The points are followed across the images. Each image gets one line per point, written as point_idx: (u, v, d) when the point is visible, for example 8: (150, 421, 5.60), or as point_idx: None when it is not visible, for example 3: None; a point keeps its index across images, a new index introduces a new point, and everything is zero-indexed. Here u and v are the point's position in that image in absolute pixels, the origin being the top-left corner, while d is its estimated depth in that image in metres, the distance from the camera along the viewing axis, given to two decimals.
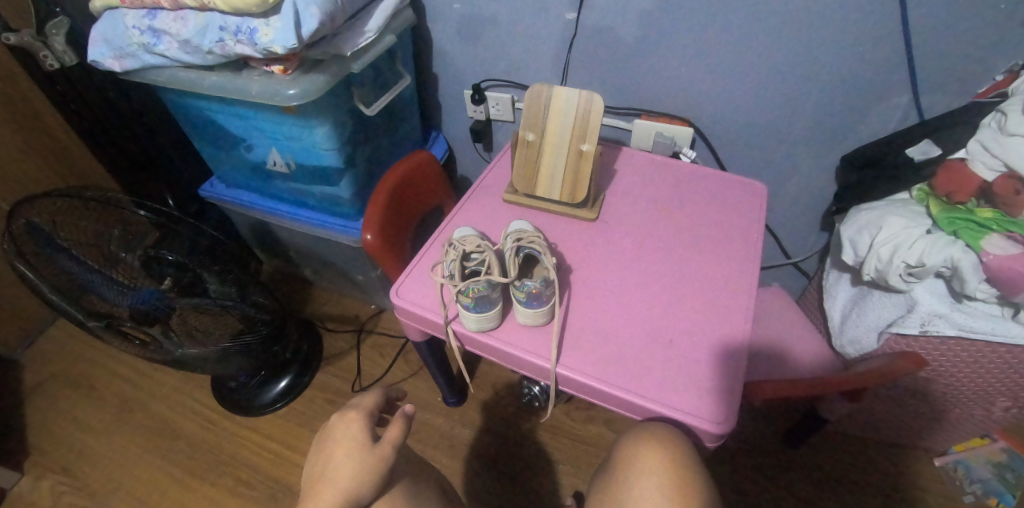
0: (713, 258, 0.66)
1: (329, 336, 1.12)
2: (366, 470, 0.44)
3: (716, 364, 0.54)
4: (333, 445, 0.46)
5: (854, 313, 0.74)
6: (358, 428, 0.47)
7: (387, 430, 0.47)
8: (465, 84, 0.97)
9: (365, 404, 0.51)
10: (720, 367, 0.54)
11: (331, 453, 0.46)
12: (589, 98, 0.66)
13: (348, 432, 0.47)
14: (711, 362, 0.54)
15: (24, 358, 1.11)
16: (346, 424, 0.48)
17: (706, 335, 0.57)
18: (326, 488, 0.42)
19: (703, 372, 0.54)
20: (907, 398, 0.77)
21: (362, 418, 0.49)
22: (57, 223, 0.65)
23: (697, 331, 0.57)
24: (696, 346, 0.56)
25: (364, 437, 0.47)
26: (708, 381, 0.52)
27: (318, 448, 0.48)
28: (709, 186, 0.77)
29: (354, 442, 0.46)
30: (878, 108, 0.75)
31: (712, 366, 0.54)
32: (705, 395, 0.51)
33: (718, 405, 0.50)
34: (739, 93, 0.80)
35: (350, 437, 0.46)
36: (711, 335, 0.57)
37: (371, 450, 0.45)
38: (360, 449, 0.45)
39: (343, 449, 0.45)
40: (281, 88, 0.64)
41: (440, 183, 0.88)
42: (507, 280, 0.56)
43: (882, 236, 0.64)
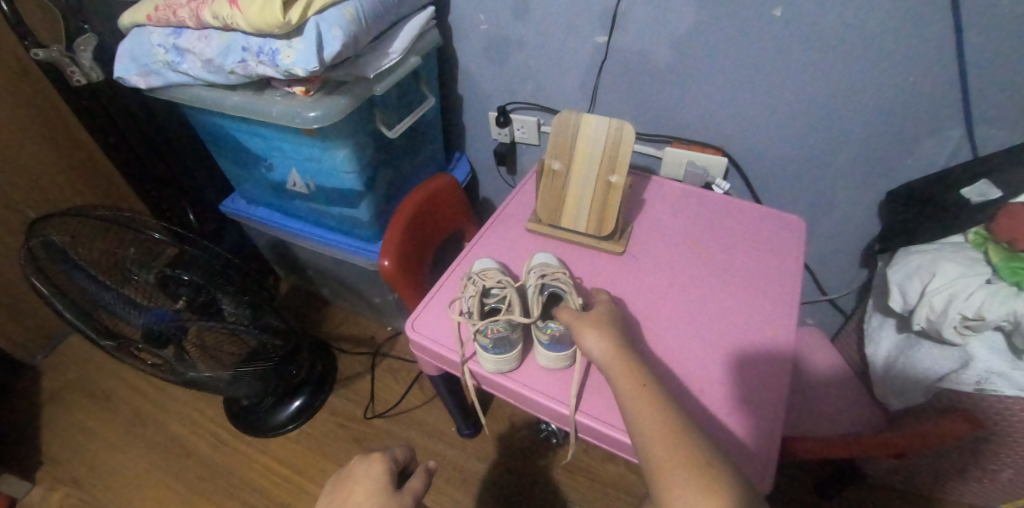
0: (748, 298, 0.62)
1: (344, 356, 1.11)
2: None
3: (611, 349, 0.47)
4: (353, 491, 0.43)
5: (900, 362, 0.68)
6: (383, 475, 0.44)
7: (409, 480, 0.45)
8: (490, 105, 0.95)
9: (394, 453, 0.48)
10: (614, 353, 0.47)
11: (349, 497, 0.43)
12: (620, 127, 0.63)
13: (372, 477, 0.44)
14: (610, 344, 0.47)
15: (44, 365, 1.12)
16: (370, 469, 0.45)
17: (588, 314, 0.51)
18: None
19: (608, 374, 0.46)
20: (955, 459, 0.71)
21: (388, 465, 0.46)
22: (73, 243, 0.64)
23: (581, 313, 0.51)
24: (584, 337, 0.49)
25: (384, 482, 0.44)
26: (619, 379, 0.45)
27: (335, 491, 0.44)
28: (745, 220, 0.73)
29: (377, 492, 0.43)
30: (928, 142, 0.70)
31: (610, 356, 0.47)
32: (632, 405, 0.43)
33: (658, 407, 0.42)
34: (777, 122, 0.76)
35: (372, 484, 0.43)
36: (594, 314, 0.51)
37: (392, 500, 0.42)
38: (381, 497, 0.42)
39: (363, 499, 0.42)
40: (302, 110, 0.63)
41: (462, 206, 0.86)
42: (530, 320, 0.53)
43: (935, 285, 0.59)
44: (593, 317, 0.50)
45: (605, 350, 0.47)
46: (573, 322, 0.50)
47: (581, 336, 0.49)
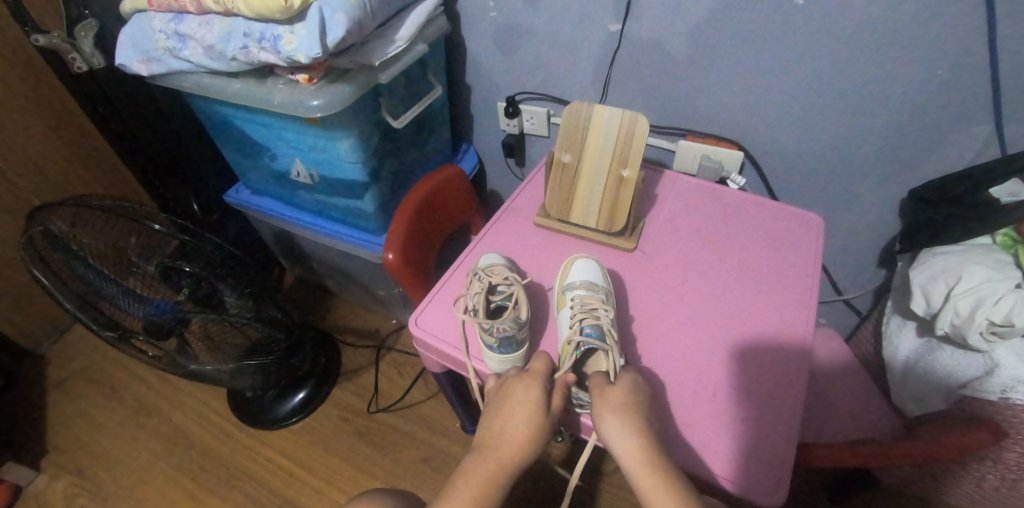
0: (762, 298, 0.60)
1: (349, 349, 1.10)
2: (537, 437, 0.43)
3: (640, 450, 0.41)
4: (509, 423, 0.43)
5: (920, 367, 0.66)
6: (542, 418, 0.43)
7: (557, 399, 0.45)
8: (499, 95, 0.93)
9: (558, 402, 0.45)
10: (647, 458, 0.40)
11: (505, 426, 0.43)
12: (633, 119, 0.60)
13: (530, 416, 0.43)
14: (639, 443, 0.41)
15: (49, 353, 1.12)
16: (529, 409, 0.43)
17: (615, 399, 0.44)
18: (486, 460, 0.42)
19: (636, 481, 0.40)
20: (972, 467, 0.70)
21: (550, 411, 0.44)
22: (71, 233, 0.63)
23: (607, 397, 0.44)
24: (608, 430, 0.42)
25: (538, 405, 0.44)
26: (650, 491, 0.39)
27: (500, 406, 0.45)
28: (761, 217, 0.70)
29: (527, 433, 0.43)
30: (953, 139, 0.67)
31: (640, 465, 0.40)
32: None
33: None
34: (795, 115, 0.73)
35: (529, 424, 0.43)
36: (622, 399, 0.44)
37: (545, 424, 0.43)
38: (537, 426, 0.43)
39: (515, 437, 0.43)
40: (306, 98, 0.61)
41: (469, 200, 0.84)
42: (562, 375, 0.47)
43: (961, 288, 0.57)
44: (622, 405, 0.43)
45: (635, 456, 0.41)
46: (598, 411, 0.43)
47: (608, 430, 0.42)
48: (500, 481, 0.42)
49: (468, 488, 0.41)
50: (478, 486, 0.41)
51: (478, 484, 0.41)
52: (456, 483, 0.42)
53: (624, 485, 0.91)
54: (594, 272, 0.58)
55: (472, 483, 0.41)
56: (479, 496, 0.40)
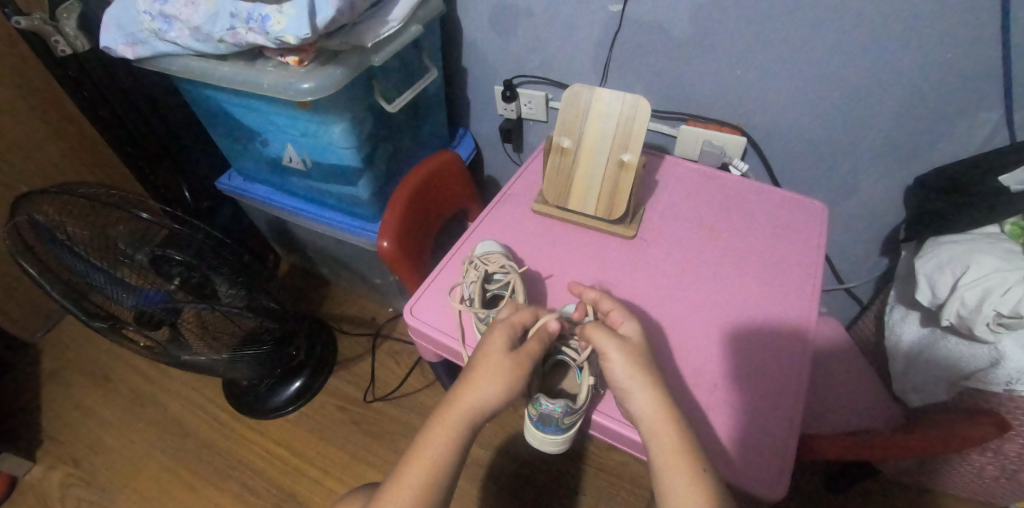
0: (766, 287, 0.59)
1: (345, 337, 1.10)
2: (507, 376, 0.43)
3: (658, 407, 0.42)
4: (474, 378, 0.43)
5: (924, 358, 0.65)
6: (512, 370, 0.43)
7: (529, 343, 0.45)
8: (496, 79, 0.90)
9: (530, 351, 0.44)
10: (660, 403, 0.42)
11: (475, 381, 0.43)
12: (635, 102, 0.58)
13: (502, 370, 0.43)
14: (658, 401, 0.42)
15: (43, 343, 1.11)
16: (498, 363, 0.43)
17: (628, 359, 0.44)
18: (455, 413, 0.42)
19: (647, 435, 0.42)
20: (972, 457, 0.70)
21: (526, 359, 0.44)
22: (58, 221, 0.61)
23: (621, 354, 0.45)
24: (618, 377, 0.44)
25: (506, 346, 0.44)
26: (662, 445, 0.40)
27: (470, 361, 0.45)
28: (762, 203, 0.69)
29: (496, 388, 0.42)
30: (959, 125, 0.66)
31: (654, 403, 0.42)
32: (670, 459, 0.40)
33: (696, 478, 0.39)
34: (801, 99, 0.71)
35: (499, 365, 0.43)
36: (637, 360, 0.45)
37: (516, 364, 0.43)
38: (506, 364, 0.43)
39: (482, 391, 0.42)
40: (295, 81, 0.59)
41: (465, 186, 0.82)
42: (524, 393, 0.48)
43: (968, 278, 0.56)
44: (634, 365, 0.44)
45: (653, 401, 0.42)
46: (614, 375, 0.44)
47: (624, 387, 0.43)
48: (466, 428, 0.43)
49: (436, 440, 0.42)
50: (445, 440, 0.42)
51: (446, 436, 0.42)
52: (426, 435, 0.42)
53: (621, 472, 0.91)
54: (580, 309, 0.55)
55: (439, 437, 0.42)
56: (447, 446, 0.42)
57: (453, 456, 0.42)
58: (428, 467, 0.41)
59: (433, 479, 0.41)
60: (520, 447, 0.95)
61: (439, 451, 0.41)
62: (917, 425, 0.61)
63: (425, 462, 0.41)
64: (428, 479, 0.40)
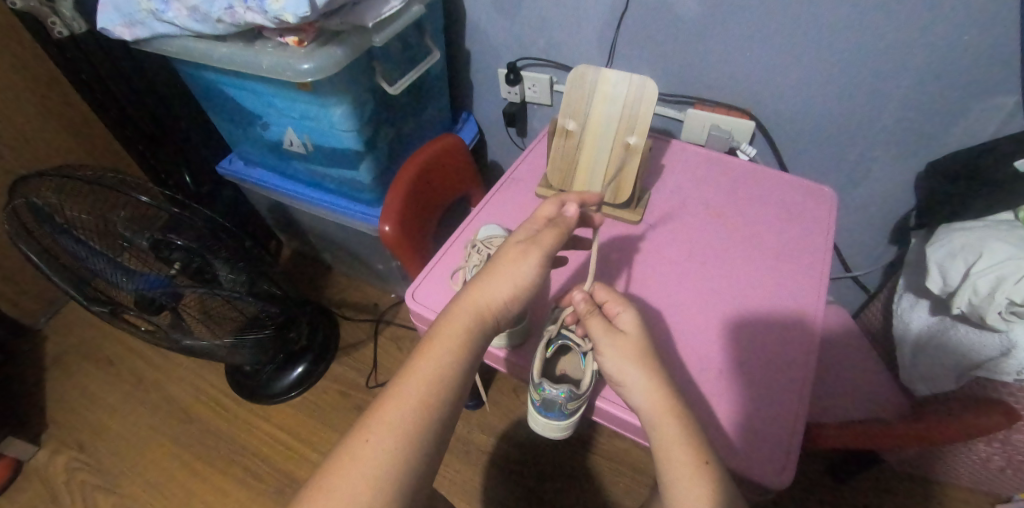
0: (773, 273, 0.58)
1: (347, 323, 1.10)
2: (523, 260, 0.40)
3: (661, 401, 0.41)
4: (493, 267, 0.41)
5: (932, 347, 0.64)
6: (524, 255, 0.41)
7: (549, 230, 0.42)
8: (500, 62, 0.89)
9: (548, 235, 0.41)
10: (662, 395, 0.41)
11: (493, 270, 0.41)
12: (642, 84, 0.57)
13: (523, 255, 0.41)
14: (662, 392, 0.41)
15: (47, 328, 1.11)
16: (518, 250, 0.41)
17: (630, 351, 0.43)
18: (471, 304, 0.39)
19: (652, 428, 0.41)
20: (979, 447, 0.69)
21: (547, 244, 0.41)
22: (57, 204, 0.60)
23: (623, 344, 0.43)
24: (616, 369, 0.43)
25: (524, 235, 0.42)
26: (667, 439, 0.39)
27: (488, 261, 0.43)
28: (771, 189, 0.68)
29: (516, 276, 0.40)
30: (975, 110, 0.64)
31: (656, 395, 0.41)
32: (674, 452, 0.39)
33: (700, 469, 0.38)
34: (812, 82, 0.69)
35: (515, 250, 0.41)
36: (640, 350, 0.43)
37: (533, 249, 0.41)
38: (523, 249, 0.41)
39: (501, 277, 0.40)
40: (295, 62, 0.58)
41: (468, 170, 0.81)
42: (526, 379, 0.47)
43: (981, 265, 0.54)
44: (638, 355, 0.43)
45: (653, 393, 0.41)
46: (609, 367, 0.43)
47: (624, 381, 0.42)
48: (484, 321, 0.39)
49: (450, 327, 0.38)
50: (460, 327, 0.38)
51: (462, 322, 0.38)
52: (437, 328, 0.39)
53: (624, 459, 0.91)
54: None
55: (454, 325, 0.38)
56: (463, 331, 0.38)
57: (468, 348, 0.38)
58: (440, 355, 0.37)
59: (445, 368, 0.36)
60: (522, 435, 0.95)
61: (453, 339, 0.38)
62: (924, 413, 0.61)
63: (439, 348, 0.37)
64: (440, 365, 0.36)
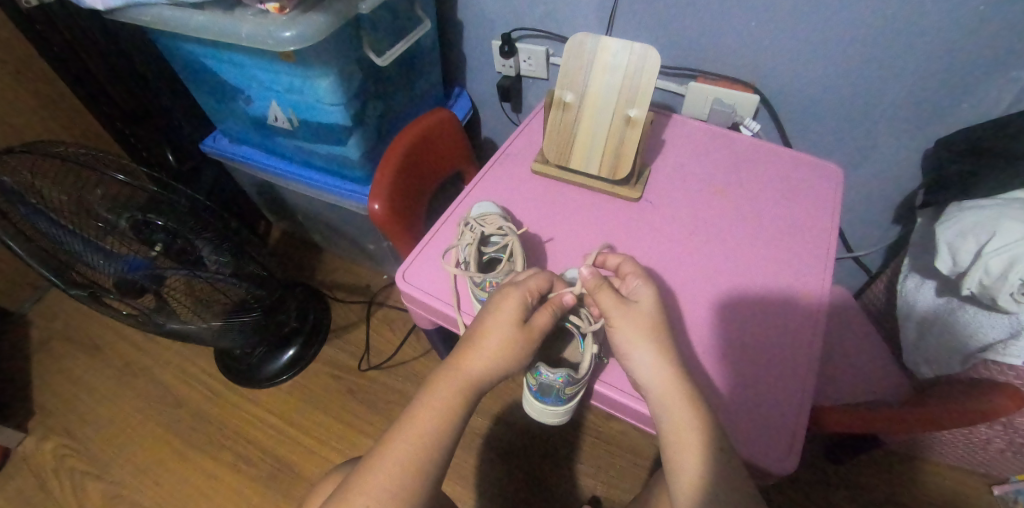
0: (777, 251, 0.56)
1: (339, 304, 1.07)
2: (513, 348, 0.41)
3: (668, 377, 0.40)
4: (479, 342, 0.41)
5: (939, 329, 0.63)
6: (518, 344, 0.41)
7: (541, 316, 0.41)
8: (494, 33, 0.85)
9: (540, 325, 0.41)
10: (673, 375, 0.40)
11: (481, 347, 0.41)
12: (643, 53, 0.54)
13: (510, 336, 0.41)
14: (670, 369, 0.40)
15: (31, 313, 1.09)
16: (506, 333, 0.41)
17: (641, 327, 0.42)
18: (455, 378, 0.41)
19: (659, 405, 0.40)
20: (980, 430, 0.68)
21: (536, 326, 0.41)
22: (28, 180, 0.54)
23: (632, 320, 0.42)
24: (624, 345, 0.42)
25: (516, 314, 0.41)
26: (675, 420, 0.39)
27: (474, 327, 0.43)
28: (775, 165, 0.65)
29: (502, 357, 0.41)
30: (990, 83, 0.61)
31: (665, 374, 0.40)
32: (683, 433, 0.38)
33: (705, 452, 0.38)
34: (821, 55, 0.66)
35: (506, 337, 0.41)
36: (650, 326, 0.42)
37: (524, 337, 0.41)
38: (513, 336, 0.41)
39: (489, 355, 0.41)
40: (276, 29, 0.54)
41: (461, 147, 0.78)
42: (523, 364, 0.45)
43: (994, 245, 0.52)
44: (648, 331, 0.42)
45: (664, 372, 0.40)
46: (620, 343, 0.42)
47: (632, 355, 0.41)
48: (469, 393, 0.42)
49: (437, 401, 0.41)
50: (446, 401, 0.41)
51: (447, 396, 0.41)
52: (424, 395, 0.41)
53: (621, 440, 0.90)
54: None
55: (440, 396, 0.41)
56: (449, 406, 0.41)
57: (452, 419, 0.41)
58: (425, 429, 0.40)
59: (434, 428, 0.40)
60: (518, 418, 0.93)
61: (439, 411, 0.40)
62: (929, 396, 0.59)
63: (424, 422, 0.40)
64: (426, 439, 0.39)
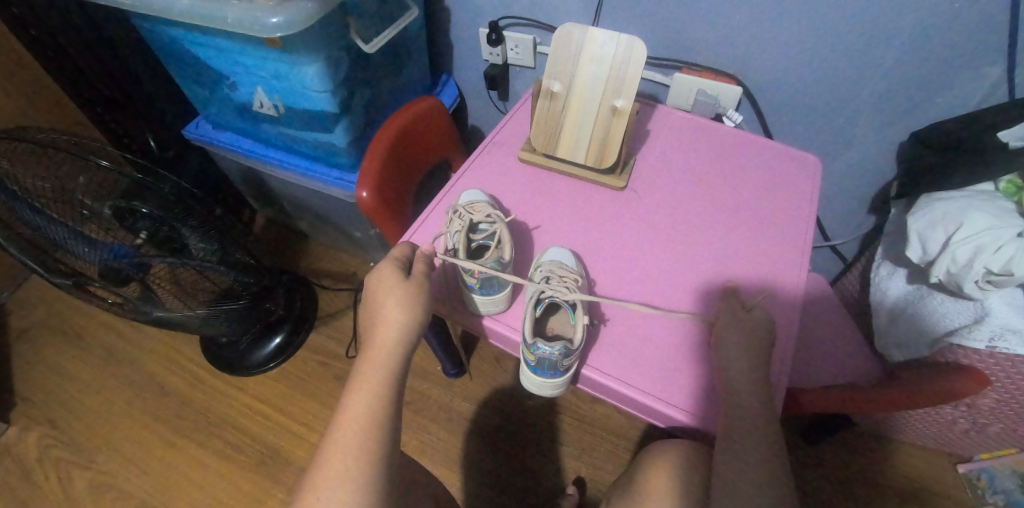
0: (758, 241, 0.57)
1: (325, 292, 1.07)
2: (405, 300, 0.44)
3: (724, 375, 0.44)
4: (380, 312, 0.44)
5: (908, 315, 0.66)
6: (411, 293, 0.44)
7: (417, 266, 0.47)
8: (481, 21, 0.85)
9: (419, 270, 0.46)
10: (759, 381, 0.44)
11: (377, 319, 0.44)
12: (630, 44, 0.55)
13: (386, 293, 0.44)
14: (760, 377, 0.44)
15: (9, 303, 1.07)
16: (395, 294, 0.44)
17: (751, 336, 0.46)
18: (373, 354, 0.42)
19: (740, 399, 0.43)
20: (946, 411, 0.71)
21: (402, 275, 0.46)
22: (9, 171, 0.52)
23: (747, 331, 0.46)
24: (737, 345, 0.46)
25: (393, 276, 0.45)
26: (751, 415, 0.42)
27: (371, 309, 0.45)
28: (756, 156, 0.67)
29: (402, 310, 0.43)
30: (962, 79, 0.63)
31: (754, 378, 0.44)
32: (754, 430, 0.41)
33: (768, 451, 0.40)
34: (803, 51, 0.68)
35: (393, 292, 0.44)
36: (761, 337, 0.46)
37: (410, 287, 0.44)
38: (400, 293, 0.44)
39: (390, 319, 0.43)
40: (262, 15, 0.54)
41: (449, 134, 0.79)
42: (518, 339, 0.46)
43: (961, 235, 0.55)
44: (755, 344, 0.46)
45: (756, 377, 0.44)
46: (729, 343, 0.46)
47: (736, 356, 0.45)
48: (393, 359, 0.42)
49: (366, 376, 0.41)
50: (372, 376, 0.41)
51: (371, 371, 0.41)
52: (355, 385, 0.41)
53: (605, 424, 0.92)
54: (566, 257, 0.53)
55: (365, 378, 0.41)
56: (376, 379, 0.41)
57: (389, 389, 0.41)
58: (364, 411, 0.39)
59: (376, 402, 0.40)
60: (506, 404, 0.95)
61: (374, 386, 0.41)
62: (899, 378, 0.63)
63: (363, 399, 0.40)
64: (365, 420, 0.38)
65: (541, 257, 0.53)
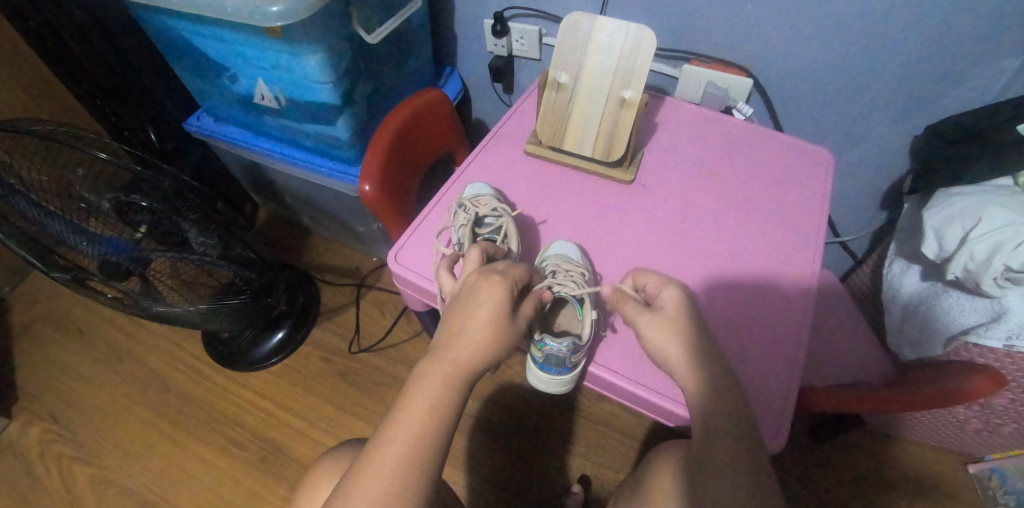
0: (769, 236, 0.56)
1: (327, 287, 1.07)
2: (502, 340, 0.39)
3: (700, 380, 0.38)
4: (464, 336, 0.38)
5: (922, 312, 0.64)
6: (510, 336, 0.39)
7: (525, 307, 0.41)
8: (485, 12, 0.83)
9: (525, 314, 0.41)
10: (695, 370, 0.38)
11: (460, 329, 0.39)
12: (639, 34, 0.53)
13: (483, 306, 0.39)
14: (692, 366, 0.39)
15: (12, 298, 1.06)
16: (497, 331, 0.38)
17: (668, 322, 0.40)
18: (440, 367, 0.38)
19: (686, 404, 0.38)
20: (960, 411, 0.70)
21: (507, 290, 0.40)
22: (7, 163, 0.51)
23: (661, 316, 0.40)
24: (659, 339, 0.40)
25: (504, 307, 0.39)
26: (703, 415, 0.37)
27: (454, 322, 0.39)
28: (766, 149, 0.65)
29: (489, 348, 0.38)
30: (980, 71, 0.61)
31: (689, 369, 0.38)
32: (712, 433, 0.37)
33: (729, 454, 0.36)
34: (814, 42, 0.66)
35: (493, 327, 0.38)
36: (676, 323, 0.40)
37: (511, 326, 0.39)
38: (501, 329, 0.39)
39: (475, 344, 0.38)
40: (262, 4, 0.53)
41: (453, 127, 0.77)
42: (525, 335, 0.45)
43: (980, 231, 0.53)
44: (675, 330, 0.40)
45: (688, 369, 0.38)
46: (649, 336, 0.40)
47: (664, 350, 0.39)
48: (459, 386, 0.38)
49: (425, 396, 0.37)
50: (432, 399, 0.37)
51: (433, 395, 0.37)
52: (408, 400, 0.37)
53: (610, 422, 0.91)
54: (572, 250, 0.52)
55: (425, 395, 0.37)
56: (435, 405, 0.37)
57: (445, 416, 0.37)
58: (416, 429, 0.36)
59: (430, 428, 0.36)
60: (509, 401, 0.94)
61: (430, 410, 0.36)
62: (912, 376, 0.61)
63: (415, 419, 0.36)
64: (415, 447, 0.35)
65: (548, 251, 0.52)
